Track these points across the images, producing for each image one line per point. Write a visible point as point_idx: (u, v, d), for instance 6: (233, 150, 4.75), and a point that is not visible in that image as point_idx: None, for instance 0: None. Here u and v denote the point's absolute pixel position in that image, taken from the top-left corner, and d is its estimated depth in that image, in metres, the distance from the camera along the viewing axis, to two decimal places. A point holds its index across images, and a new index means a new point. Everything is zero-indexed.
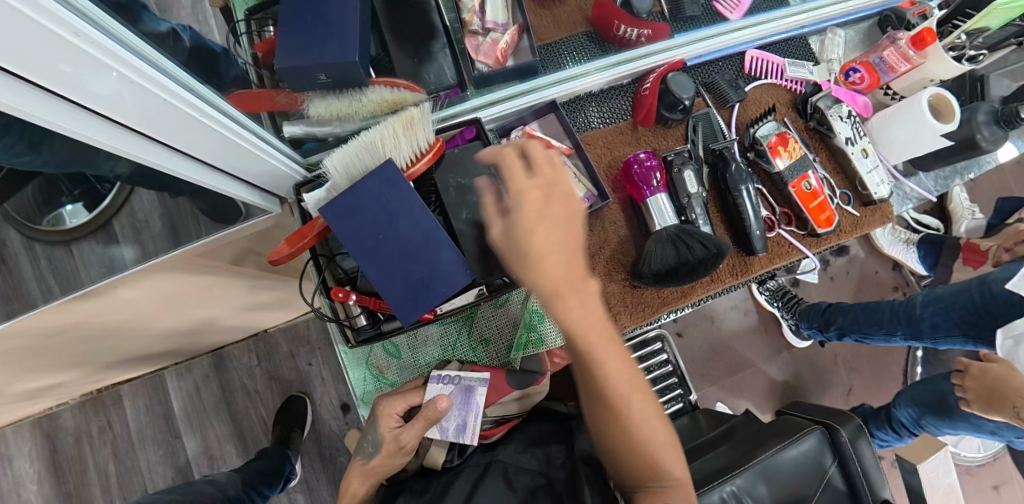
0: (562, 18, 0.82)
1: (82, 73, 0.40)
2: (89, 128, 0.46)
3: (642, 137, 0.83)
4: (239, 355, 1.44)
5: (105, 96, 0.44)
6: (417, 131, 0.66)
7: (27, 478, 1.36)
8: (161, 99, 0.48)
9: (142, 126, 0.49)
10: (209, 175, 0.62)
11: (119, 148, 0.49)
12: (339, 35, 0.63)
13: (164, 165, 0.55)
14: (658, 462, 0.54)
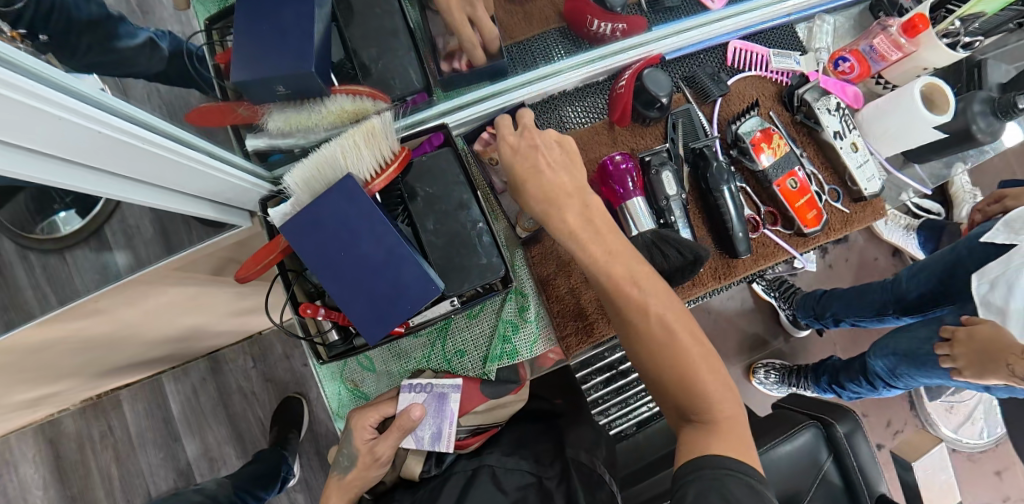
0: (533, 13, 0.78)
1: (11, 114, 0.36)
2: (30, 167, 0.42)
3: (620, 137, 0.80)
4: (234, 357, 1.43)
5: (39, 135, 0.40)
6: (381, 143, 0.65)
7: (33, 483, 1.39)
8: (100, 133, 0.44)
9: (77, 156, 0.45)
10: (156, 194, 0.58)
11: (62, 182, 0.46)
12: (296, 45, 0.60)
13: (106, 192, 0.51)
14: (697, 378, 0.53)
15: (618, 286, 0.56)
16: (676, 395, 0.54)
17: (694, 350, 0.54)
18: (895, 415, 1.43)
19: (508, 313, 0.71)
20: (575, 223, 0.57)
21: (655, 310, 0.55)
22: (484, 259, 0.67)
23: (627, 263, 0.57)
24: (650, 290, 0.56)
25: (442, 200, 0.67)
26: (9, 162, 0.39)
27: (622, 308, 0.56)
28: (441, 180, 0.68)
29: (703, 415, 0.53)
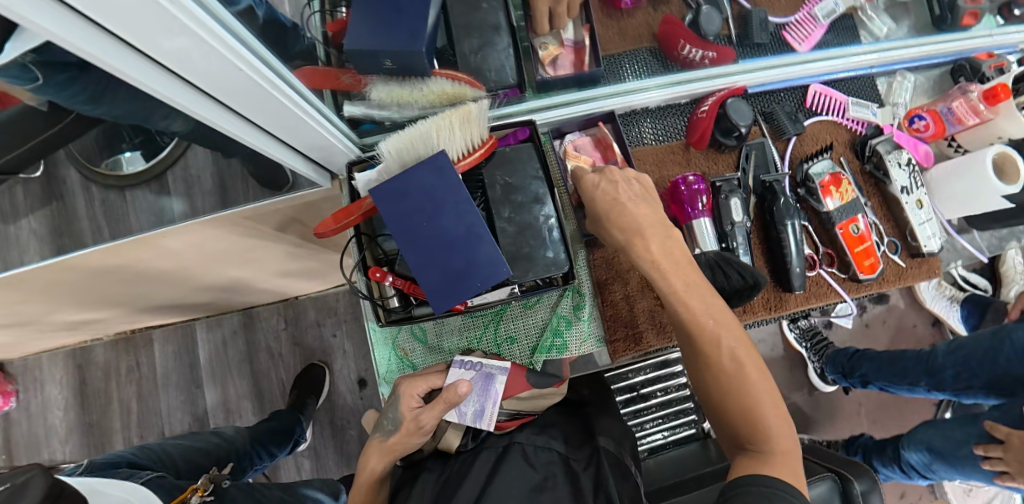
0: (628, 30, 0.81)
1: (178, 38, 0.40)
2: (177, 94, 0.47)
3: (693, 159, 0.81)
4: (268, 317, 1.46)
5: (191, 62, 0.44)
6: (473, 127, 0.68)
7: (56, 403, 1.47)
8: (240, 70, 0.48)
9: (218, 92, 0.50)
10: (269, 142, 0.63)
11: (199, 113, 0.51)
12: (410, 24, 0.66)
13: (232, 130, 0.56)
14: (759, 412, 0.55)
15: (695, 316, 0.57)
16: (735, 426, 0.56)
17: (759, 382, 0.56)
18: (910, 485, 1.41)
19: (563, 308, 0.74)
20: (659, 254, 0.59)
21: (726, 342, 0.57)
22: (551, 254, 0.69)
23: (707, 299, 0.58)
24: (721, 321, 0.58)
25: (519, 191, 0.71)
26: (162, 84, 0.45)
27: (695, 338, 0.57)
28: (520, 171, 0.71)
29: (759, 446, 0.55)
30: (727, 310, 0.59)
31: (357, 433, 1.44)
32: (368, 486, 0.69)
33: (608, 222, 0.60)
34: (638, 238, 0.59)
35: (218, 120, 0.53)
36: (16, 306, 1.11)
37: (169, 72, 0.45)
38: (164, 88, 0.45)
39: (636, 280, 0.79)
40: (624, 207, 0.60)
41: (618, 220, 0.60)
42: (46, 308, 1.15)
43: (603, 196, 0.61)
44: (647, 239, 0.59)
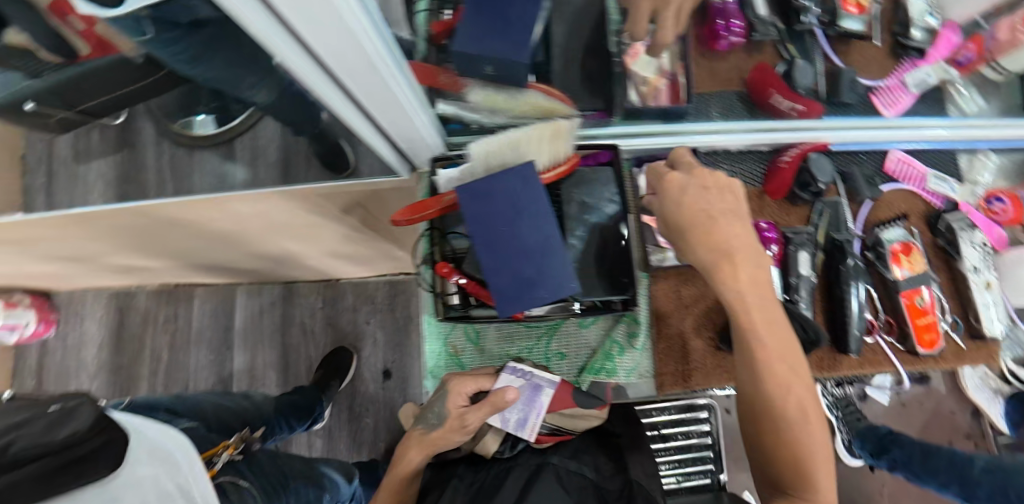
0: (719, 72, 0.83)
1: (330, 23, 0.42)
2: (306, 69, 0.49)
3: (767, 208, 0.81)
4: (308, 293, 1.49)
5: (332, 46, 0.46)
6: (562, 143, 0.70)
7: (93, 339, 1.54)
8: (371, 57, 0.50)
9: (342, 74, 0.52)
10: (367, 126, 0.65)
11: (318, 88, 0.53)
12: (515, 35, 0.67)
13: (338, 107, 0.58)
14: (810, 464, 0.56)
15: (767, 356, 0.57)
16: (782, 471, 0.57)
17: (816, 433, 0.57)
18: None
19: (617, 334, 0.76)
20: (744, 285, 0.57)
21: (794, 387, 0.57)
22: (618, 278, 0.71)
23: (780, 339, 0.58)
24: (788, 364, 0.58)
25: (593, 210, 0.73)
26: (297, 59, 0.47)
27: (762, 377, 0.57)
28: (600, 190, 0.73)
29: (801, 492, 0.57)
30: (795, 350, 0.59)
31: (373, 422, 1.46)
32: (403, 474, 0.70)
33: (691, 243, 0.58)
34: (723, 266, 0.57)
35: (330, 97, 0.55)
36: (81, 243, 1.19)
37: (306, 48, 0.46)
38: (295, 60, 0.47)
39: (693, 319, 0.77)
40: (717, 224, 0.57)
41: (705, 242, 0.57)
42: (106, 249, 1.23)
43: (695, 208, 0.58)
44: (734, 268, 0.57)
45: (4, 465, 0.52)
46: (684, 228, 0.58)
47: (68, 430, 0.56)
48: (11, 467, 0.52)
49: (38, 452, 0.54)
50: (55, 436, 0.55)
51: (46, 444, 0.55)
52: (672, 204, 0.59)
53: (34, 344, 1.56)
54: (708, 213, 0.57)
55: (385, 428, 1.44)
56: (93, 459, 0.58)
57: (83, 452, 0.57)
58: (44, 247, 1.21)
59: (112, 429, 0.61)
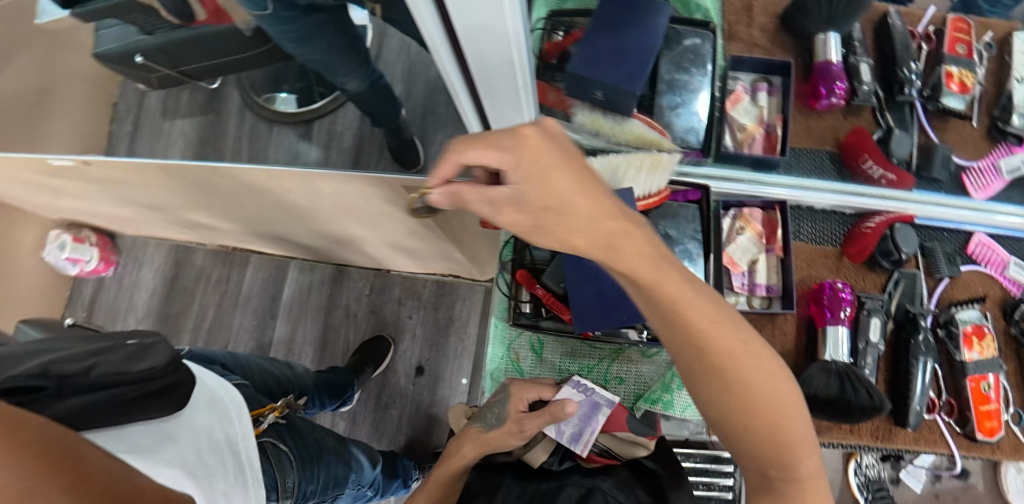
0: (815, 130, 0.85)
1: (490, 24, 0.45)
2: (444, 51, 0.53)
3: (844, 270, 0.81)
4: (358, 278, 1.56)
5: (480, 45, 0.50)
6: (659, 173, 0.72)
7: (145, 285, 1.68)
8: (511, 64, 0.53)
9: (476, 72, 0.56)
10: (476, 119, 0.69)
11: (447, 71, 0.57)
12: (631, 67, 0.72)
13: (458, 93, 0.62)
14: (789, 441, 0.47)
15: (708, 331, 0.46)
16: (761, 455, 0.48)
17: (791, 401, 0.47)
18: None
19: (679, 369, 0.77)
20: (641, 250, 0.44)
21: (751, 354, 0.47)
22: None
23: (705, 297, 0.47)
24: (730, 329, 0.46)
25: (676, 244, 0.73)
26: (440, 41, 0.51)
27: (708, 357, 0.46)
28: (683, 223, 0.74)
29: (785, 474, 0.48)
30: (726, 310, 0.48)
31: (398, 415, 1.50)
32: (453, 469, 0.72)
33: (584, 227, 0.42)
34: (620, 240, 0.43)
35: (455, 83, 0.60)
36: (162, 195, 1.29)
37: (451, 38, 0.50)
38: (436, 44, 0.50)
39: None
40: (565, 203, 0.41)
41: (601, 221, 0.42)
42: (180, 202, 1.32)
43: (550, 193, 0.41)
44: (634, 240, 0.44)
45: (88, 386, 0.63)
46: (569, 221, 0.41)
47: (145, 366, 0.67)
48: (95, 390, 0.63)
49: (117, 381, 0.64)
50: (132, 369, 0.66)
51: (123, 375, 0.65)
52: (551, 202, 0.41)
53: (93, 278, 1.72)
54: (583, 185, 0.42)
55: (408, 423, 1.48)
56: (161, 394, 0.68)
57: (154, 386, 0.68)
58: (126, 193, 1.32)
59: (180, 371, 0.72)
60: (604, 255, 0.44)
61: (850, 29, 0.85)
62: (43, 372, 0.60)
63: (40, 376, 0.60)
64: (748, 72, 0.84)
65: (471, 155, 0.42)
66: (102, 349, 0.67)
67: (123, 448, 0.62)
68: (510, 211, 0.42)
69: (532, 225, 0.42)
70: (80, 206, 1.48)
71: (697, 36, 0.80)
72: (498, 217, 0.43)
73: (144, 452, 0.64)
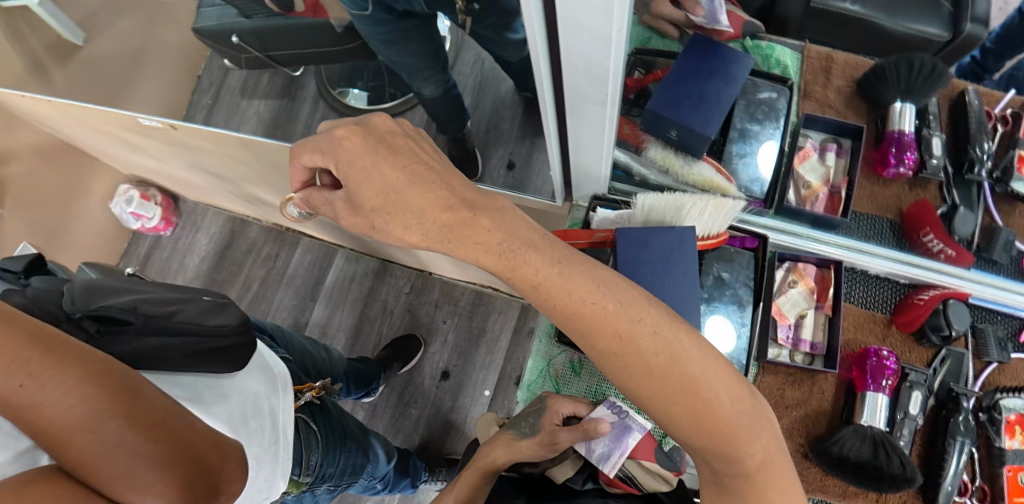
0: (878, 197, 0.86)
1: (596, 63, 0.51)
2: (546, 77, 0.58)
3: (890, 338, 0.82)
4: (399, 276, 1.66)
5: (581, 81, 0.55)
6: (722, 216, 0.74)
7: (197, 251, 1.79)
8: (605, 105, 0.58)
9: (570, 105, 0.61)
10: (556, 142, 0.75)
11: (545, 97, 0.63)
12: (708, 112, 0.76)
13: (548, 118, 0.68)
14: (730, 437, 0.47)
15: (622, 333, 0.48)
16: (700, 448, 0.48)
17: (720, 393, 0.47)
18: None
19: None
20: (515, 248, 0.50)
21: (683, 349, 0.48)
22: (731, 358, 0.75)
23: (576, 277, 0.49)
24: (651, 320, 0.49)
25: (727, 288, 0.77)
26: (544, 68, 0.57)
27: (621, 355, 0.48)
28: (738, 268, 0.78)
29: (730, 468, 0.48)
30: (640, 298, 0.50)
31: (416, 415, 1.55)
32: (483, 470, 0.77)
33: (414, 221, 0.51)
34: (457, 229, 0.50)
35: (548, 109, 0.65)
36: (234, 167, 1.37)
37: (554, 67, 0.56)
38: (540, 65, 0.55)
39: (791, 420, 0.79)
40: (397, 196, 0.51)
41: (433, 213, 0.51)
42: (248, 176, 1.40)
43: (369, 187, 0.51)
44: (476, 227, 0.50)
45: (169, 329, 0.69)
46: (392, 217, 0.51)
47: (218, 321, 0.73)
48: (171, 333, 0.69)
49: (194, 329, 0.70)
50: (208, 322, 0.72)
51: (201, 325, 0.71)
52: (375, 202, 0.52)
53: (150, 235, 1.83)
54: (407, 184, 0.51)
55: (425, 424, 1.54)
56: (230, 351, 0.72)
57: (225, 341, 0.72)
58: (200, 159, 1.40)
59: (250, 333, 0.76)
60: (445, 244, 0.52)
61: (926, 102, 0.86)
62: (134, 310, 0.68)
63: (131, 312, 0.68)
64: (818, 132, 0.87)
65: (308, 158, 0.57)
66: (187, 300, 0.74)
67: (178, 394, 0.67)
68: (348, 213, 0.55)
69: (367, 222, 0.54)
70: (154, 166, 1.58)
71: (773, 91, 0.85)
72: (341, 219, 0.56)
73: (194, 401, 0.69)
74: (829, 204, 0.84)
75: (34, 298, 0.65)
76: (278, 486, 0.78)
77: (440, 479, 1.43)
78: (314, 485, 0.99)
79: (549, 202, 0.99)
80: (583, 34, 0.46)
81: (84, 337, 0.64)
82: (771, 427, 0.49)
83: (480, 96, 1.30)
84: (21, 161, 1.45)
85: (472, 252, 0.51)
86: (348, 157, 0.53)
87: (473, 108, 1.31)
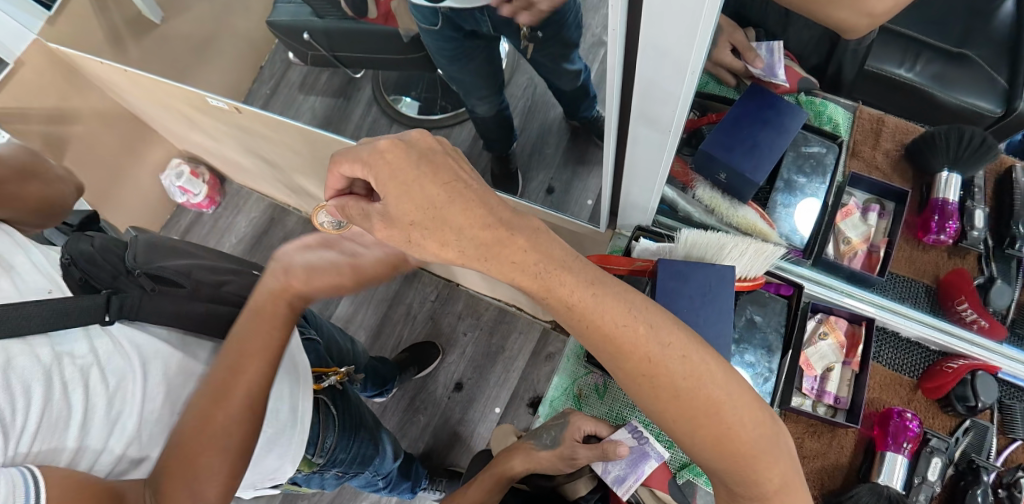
0: (917, 261, 0.88)
1: (666, 99, 0.54)
2: (613, 107, 0.62)
3: (915, 402, 0.83)
4: (427, 282, 1.71)
5: (648, 114, 0.58)
6: (761, 260, 0.76)
7: (235, 232, 1.87)
8: (667, 136, 0.61)
9: (633, 135, 0.64)
10: (612, 169, 0.78)
11: (609, 125, 0.66)
12: (759, 159, 0.79)
13: (608, 144, 0.71)
14: (750, 457, 0.50)
15: (650, 358, 0.49)
16: (719, 469, 0.51)
17: (742, 412, 0.49)
18: None
19: None
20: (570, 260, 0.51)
21: (707, 367, 0.50)
22: None
23: (609, 300, 0.49)
24: (681, 340, 0.50)
25: (758, 332, 0.79)
26: (613, 99, 0.60)
27: (643, 372, 0.49)
28: (771, 314, 0.80)
29: (747, 490, 0.51)
30: (668, 320, 0.51)
31: (424, 421, 1.58)
32: (501, 476, 0.81)
33: (454, 238, 0.49)
34: (495, 247, 0.49)
35: (611, 135, 0.68)
36: (286, 155, 1.43)
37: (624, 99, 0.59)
38: (611, 97, 0.59)
39: (809, 470, 0.80)
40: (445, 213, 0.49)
41: (472, 231, 0.49)
42: (298, 166, 1.46)
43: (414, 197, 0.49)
44: (512, 247, 0.49)
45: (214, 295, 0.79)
46: (431, 233, 0.49)
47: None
48: (219, 299, 0.80)
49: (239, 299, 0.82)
50: (248, 295, 0.84)
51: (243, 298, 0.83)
52: (415, 216, 0.50)
53: (193, 210, 1.91)
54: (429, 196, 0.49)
55: (432, 432, 1.56)
56: None
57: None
58: (256, 144, 1.46)
59: None
60: (483, 262, 0.50)
61: (973, 174, 0.88)
62: (187, 274, 0.80)
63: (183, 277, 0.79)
64: (863, 191, 0.89)
65: (348, 168, 0.54)
66: (237, 273, 0.86)
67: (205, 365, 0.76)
68: (384, 225, 0.53)
69: (403, 237, 0.52)
70: (208, 144, 1.65)
71: (822, 146, 0.88)
72: (375, 226, 0.54)
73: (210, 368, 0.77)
74: (868, 263, 0.86)
75: (82, 252, 0.71)
76: (285, 468, 0.85)
77: (440, 489, 1.44)
78: (325, 468, 1.02)
79: (592, 227, 1.02)
80: (657, 72, 0.50)
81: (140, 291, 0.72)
82: (788, 451, 0.52)
83: (528, 119, 1.31)
84: (86, 122, 1.54)
85: (502, 269, 0.50)
86: (389, 170, 0.51)
87: (520, 130, 1.32)
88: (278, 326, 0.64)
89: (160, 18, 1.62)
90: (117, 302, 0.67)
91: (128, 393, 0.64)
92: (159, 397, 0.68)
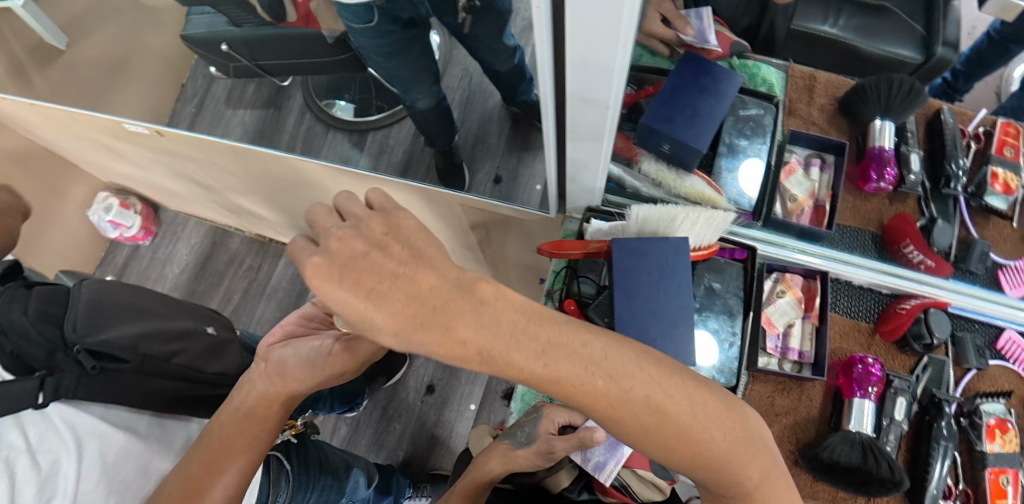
0: (861, 210, 0.90)
1: (598, 78, 0.51)
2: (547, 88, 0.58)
3: (875, 346, 0.85)
4: None
5: (582, 93, 0.55)
6: (712, 228, 0.75)
7: (176, 262, 1.76)
8: (606, 112, 0.58)
9: (570, 116, 0.61)
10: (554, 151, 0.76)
11: (546, 105, 0.63)
12: (699, 128, 0.78)
13: (547, 123, 0.68)
14: (728, 465, 0.47)
15: (608, 401, 0.43)
16: (700, 476, 0.49)
17: (714, 431, 0.46)
18: None
19: None
20: None
21: (667, 395, 0.45)
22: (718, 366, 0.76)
23: (560, 362, 0.42)
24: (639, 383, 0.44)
25: (718, 298, 0.79)
26: (546, 78, 0.56)
27: (607, 412, 0.44)
28: (728, 279, 0.80)
29: (733, 492, 0.49)
30: (619, 351, 0.44)
31: (400, 430, 1.54)
32: (479, 479, 0.78)
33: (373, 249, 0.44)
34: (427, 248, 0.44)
35: (550, 114, 0.65)
36: (220, 176, 1.35)
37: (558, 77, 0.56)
38: (544, 76, 0.55)
39: (783, 427, 0.81)
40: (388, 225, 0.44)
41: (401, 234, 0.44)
42: (235, 185, 1.38)
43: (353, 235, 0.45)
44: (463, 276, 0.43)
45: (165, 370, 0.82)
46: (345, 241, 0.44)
47: (213, 370, 0.89)
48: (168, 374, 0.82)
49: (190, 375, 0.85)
50: (197, 369, 0.86)
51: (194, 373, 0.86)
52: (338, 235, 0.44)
53: (128, 244, 1.79)
54: (364, 289, 0.41)
55: (409, 439, 1.52)
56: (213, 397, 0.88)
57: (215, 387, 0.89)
58: (185, 167, 1.37)
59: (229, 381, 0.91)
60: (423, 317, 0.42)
61: (904, 121, 0.90)
62: (132, 348, 0.79)
63: (130, 350, 0.78)
64: (803, 147, 0.91)
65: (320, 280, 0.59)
66: (185, 340, 0.88)
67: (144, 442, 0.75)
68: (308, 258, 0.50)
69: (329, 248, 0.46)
70: (134, 173, 1.54)
71: (760, 107, 0.88)
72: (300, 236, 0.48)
73: (155, 446, 0.76)
74: (816, 218, 0.87)
75: (14, 323, 0.68)
76: None
77: (424, 495, 1.41)
78: None
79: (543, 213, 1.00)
80: (584, 56, 0.48)
81: (79, 369, 0.71)
82: (765, 444, 0.50)
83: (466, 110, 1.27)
84: None
85: (450, 347, 0.41)
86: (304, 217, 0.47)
87: (459, 122, 1.26)
88: (267, 430, 0.67)
89: (65, 45, 1.53)
90: (51, 383, 0.66)
91: (62, 473, 0.63)
92: (95, 475, 0.66)
